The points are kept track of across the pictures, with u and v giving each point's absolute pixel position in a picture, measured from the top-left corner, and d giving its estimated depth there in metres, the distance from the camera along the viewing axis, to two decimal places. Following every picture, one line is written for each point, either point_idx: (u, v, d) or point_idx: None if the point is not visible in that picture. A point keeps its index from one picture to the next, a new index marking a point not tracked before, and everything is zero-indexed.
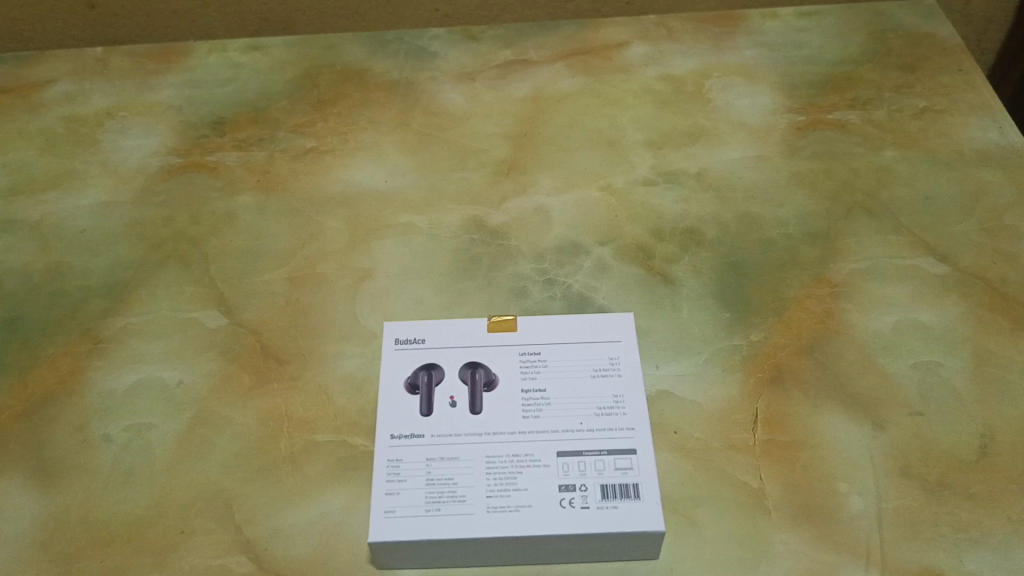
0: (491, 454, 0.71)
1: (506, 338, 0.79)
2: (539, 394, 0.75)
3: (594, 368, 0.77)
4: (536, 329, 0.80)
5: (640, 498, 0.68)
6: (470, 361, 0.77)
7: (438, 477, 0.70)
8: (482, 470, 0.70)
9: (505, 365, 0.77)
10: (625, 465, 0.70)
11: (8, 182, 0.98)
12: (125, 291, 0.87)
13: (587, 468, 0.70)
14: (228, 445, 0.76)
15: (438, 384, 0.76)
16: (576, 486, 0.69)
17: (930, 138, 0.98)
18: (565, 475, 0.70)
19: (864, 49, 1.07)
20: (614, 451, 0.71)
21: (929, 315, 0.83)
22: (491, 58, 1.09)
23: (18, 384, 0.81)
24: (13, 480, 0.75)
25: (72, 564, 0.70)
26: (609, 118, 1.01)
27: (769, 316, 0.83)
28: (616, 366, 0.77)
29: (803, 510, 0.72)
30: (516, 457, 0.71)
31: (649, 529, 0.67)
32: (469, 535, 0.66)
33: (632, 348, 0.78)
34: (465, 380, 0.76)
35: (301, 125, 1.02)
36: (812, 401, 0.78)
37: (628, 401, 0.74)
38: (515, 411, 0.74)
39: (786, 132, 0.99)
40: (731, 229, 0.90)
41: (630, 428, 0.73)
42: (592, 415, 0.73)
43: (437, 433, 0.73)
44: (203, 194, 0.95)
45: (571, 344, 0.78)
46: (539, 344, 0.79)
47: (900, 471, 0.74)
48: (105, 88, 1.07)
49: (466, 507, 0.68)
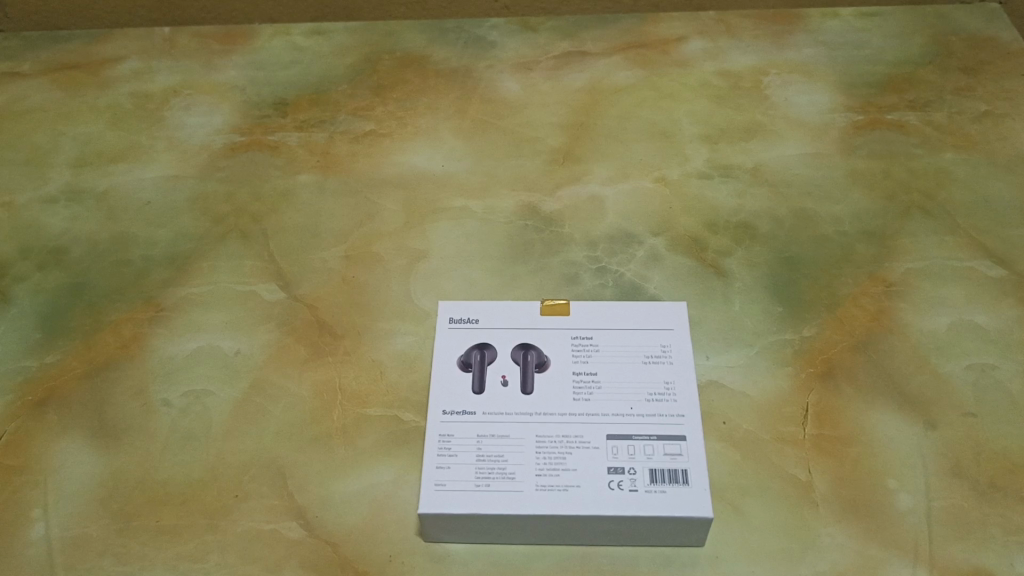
0: (541, 434, 0.72)
1: (558, 322, 0.80)
2: (590, 377, 0.76)
3: (645, 355, 0.77)
4: (587, 314, 0.81)
5: (688, 484, 0.69)
6: (522, 343, 0.79)
7: (488, 453, 0.71)
8: (532, 450, 0.71)
9: (557, 348, 0.78)
10: (673, 451, 0.71)
11: (78, 154, 1.01)
12: (187, 262, 0.90)
13: (636, 452, 0.71)
14: (283, 414, 0.78)
15: (490, 363, 0.77)
16: (625, 469, 0.70)
17: (990, 142, 0.97)
18: (614, 458, 0.70)
19: (925, 51, 1.07)
20: (664, 436, 0.71)
21: (984, 318, 0.83)
22: (549, 49, 1.10)
23: (83, 347, 0.83)
24: (76, 439, 0.78)
25: (131, 521, 0.73)
26: (666, 111, 1.02)
27: (822, 312, 0.83)
28: (667, 354, 0.77)
29: (850, 505, 0.72)
30: (566, 439, 0.72)
31: (696, 515, 0.67)
32: (517, 512, 0.67)
33: (684, 336, 0.79)
34: (517, 361, 0.77)
35: (360, 108, 1.03)
36: (863, 397, 0.78)
37: (679, 388, 0.75)
38: (566, 393, 0.75)
39: (843, 130, 0.98)
40: (786, 225, 0.90)
41: (680, 414, 0.73)
42: (643, 400, 0.74)
43: (488, 410, 0.74)
44: (264, 172, 0.97)
45: (623, 330, 0.79)
46: (591, 329, 0.79)
47: (951, 470, 0.73)
48: (171, 67, 1.10)
49: (515, 484, 0.69)
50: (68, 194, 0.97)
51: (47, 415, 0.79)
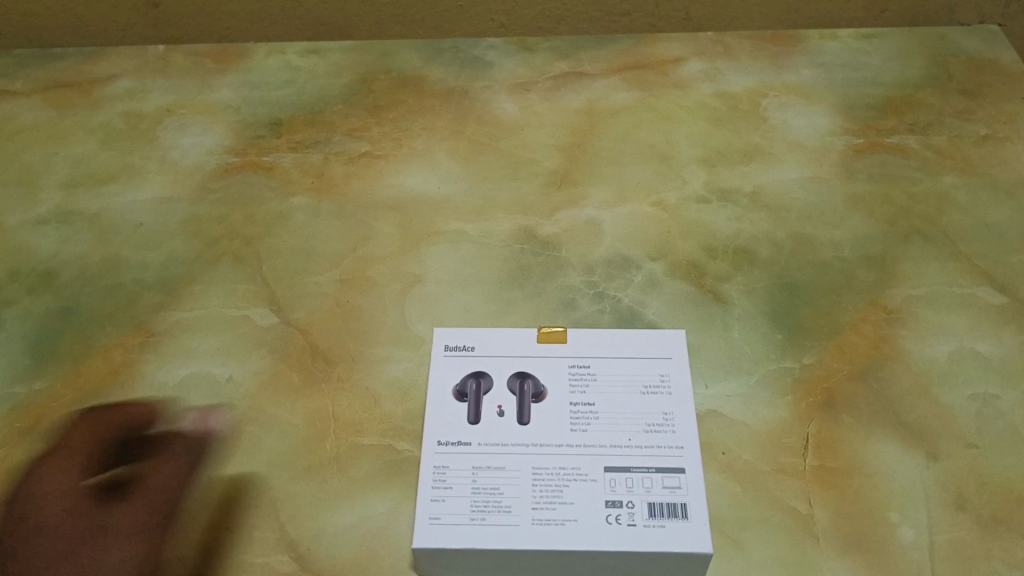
0: (538, 466, 0.71)
1: (556, 351, 0.79)
2: (587, 408, 0.75)
3: (644, 385, 0.77)
4: (585, 343, 0.80)
5: (688, 518, 0.68)
6: (519, 372, 0.78)
7: (484, 486, 0.70)
8: (529, 482, 0.70)
9: (554, 377, 0.77)
10: (672, 483, 0.70)
11: (69, 175, 1.00)
12: (179, 286, 0.88)
13: (634, 485, 0.70)
14: (275, 444, 0.77)
15: (486, 393, 0.76)
16: (623, 503, 0.69)
17: (990, 165, 0.96)
18: (612, 491, 0.69)
19: (924, 73, 1.06)
20: (662, 469, 0.71)
21: (987, 346, 0.82)
22: (546, 69, 1.09)
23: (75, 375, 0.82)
24: (63, 468, 0.76)
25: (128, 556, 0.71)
26: (664, 133, 1.01)
27: (822, 339, 0.82)
28: (666, 384, 0.77)
29: (852, 539, 0.71)
30: (563, 471, 0.71)
31: (696, 550, 0.66)
32: (513, 547, 0.66)
33: (682, 366, 0.78)
34: (513, 390, 0.76)
35: (356, 129, 1.03)
36: (864, 427, 0.77)
37: (677, 420, 0.74)
38: (563, 424, 0.74)
39: (843, 153, 0.98)
40: (785, 249, 0.90)
41: (679, 447, 0.72)
42: (640, 432, 0.73)
43: (484, 441, 0.73)
44: (258, 194, 0.96)
45: (621, 359, 0.78)
46: (588, 358, 0.79)
47: (954, 503, 0.72)
48: (165, 86, 1.09)
49: (511, 518, 0.68)
50: (59, 215, 0.96)
51: (35, 443, 0.78)
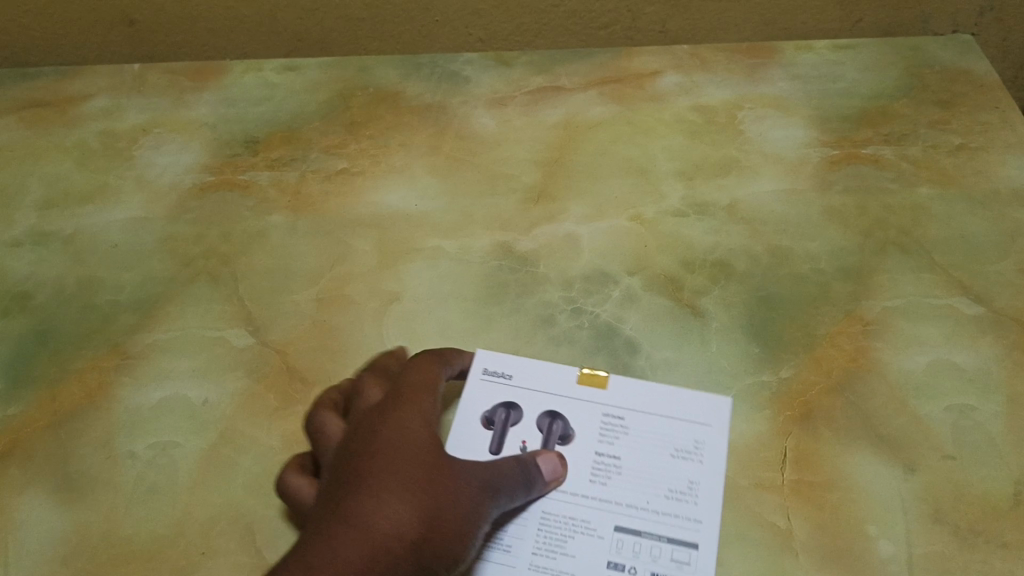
0: (549, 512, 0.72)
1: (593, 395, 0.79)
2: (612, 461, 0.75)
3: (676, 447, 0.76)
4: (625, 392, 0.79)
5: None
6: (550, 410, 0.78)
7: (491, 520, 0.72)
8: (536, 527, 0.72)
9: (586, 423, 0.77)
10: (681, 558, 0.70)
11: (44, 195, 0.99)
12: (155, 307, 0.88)
13: (641, 551, 0.70)
14: (252, 466, 0.76)
15: (513, 425, 0.77)
16: (625, 567, 0.69)
17: (965, 176, 0.97)
18: (617, 553, 0.70)
19: (899, 84, 1.06)
20: (675, 540, 0.70)
21: (963, 357, 0.82)
22: (523, 83, 1.09)
23: (430, 361, 0.77)
24: (38, 494, 0.76)
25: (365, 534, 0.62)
26: (641, 147, 1.01)
27: (799, 352, 0.82)
28: (699, 451, 0.75)
29: (830, 553, 0.71)
30: (574, 522, 0.72)
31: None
32: None
33: (722, 434, 0.76)
34: (541, 429, 0.76)
35: (333, 146, 1.02)
36: (842, 440, 0.77)
37: (702, 491, 0.73)
38: (584, 473, 0.74)
39: (819, 165, 0.98)
40: (762, 262, 0.90)
41: (697, 520, 0.71)
42: (661, 496, 0.73)
43: None
44: (234, 213, 0.96)
45: (660, 415, 0.77)
46: (624, 408, 0.78)
47: (931, 516, 0.72)
48: (141, 104, 1.08)
49: (509, 558, 0.70)
50: (34, 237, 0.95)
51: (9, 469, 0.77)
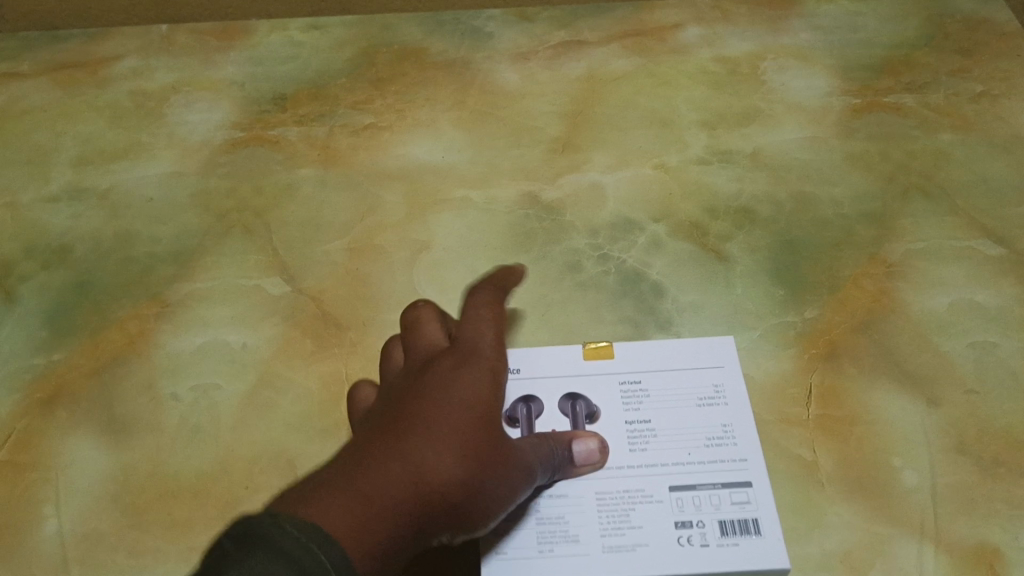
0: (600, 491, 0.70)
1: (603, 367, 0.78)
2: (643, 425, 0.74)
3: (699, 397, 0.75)
4: (633, 357, 0.78)
5: (761, 535, 0.68)
6: (568, 392, 0.76)
7: (546, 515, 0.69)
8: (594, 508, 0.69)
9: (606, 395, 0.76)
10: (741, 499, 0.70)
11: (79, 153, 1.01)
12: (191, 258, 0.90)
13: (703, 502, 0.69)
14: (291, 406, 0.79)
15: (537, 416, 0.74)
16: (693, 523, 0.68)
17: (987, 122, 0.97)
18: (680, 511, 0.69)
19: (920, 33, 1.07)
20: (730, 484, 0.70)
21: (986, 296, 0.83)
22: (546, 39, 1.09)
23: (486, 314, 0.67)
24: (85, 435, 0.78)
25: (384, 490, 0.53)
26: (664, 99, 1.02)
27: (824, 294, 0.84)
28: (721, 396, 0.76)
29: (854, 484, 0.73)
30: (628, 493, 0.70)
31: (773, 567, 0.67)
32: None
33: (737, 375, 0.77)
34: (565, 412, 0.75)
35: (360, 102, 1.04)
36: (866, 377, 0.79)
37: (737, 432, 0.73)
38: (621, 442, 0.73)
39: (841, 114, 0.99)
40: (786, 209, 0.91)
41: (742, 458, 0.72)
42: (702, 445, 0.73)
43: None
44: (266, 167, 0.98)
45: (673, 371, 0.77)
46: (638, 372, 0.77)
47: (955, 447, 0.74)
48: (170, 64, 1.10)
49: (580, 547, 0.67)
50: (71, 192, 0.97)
51: (56, 412, 0.80)
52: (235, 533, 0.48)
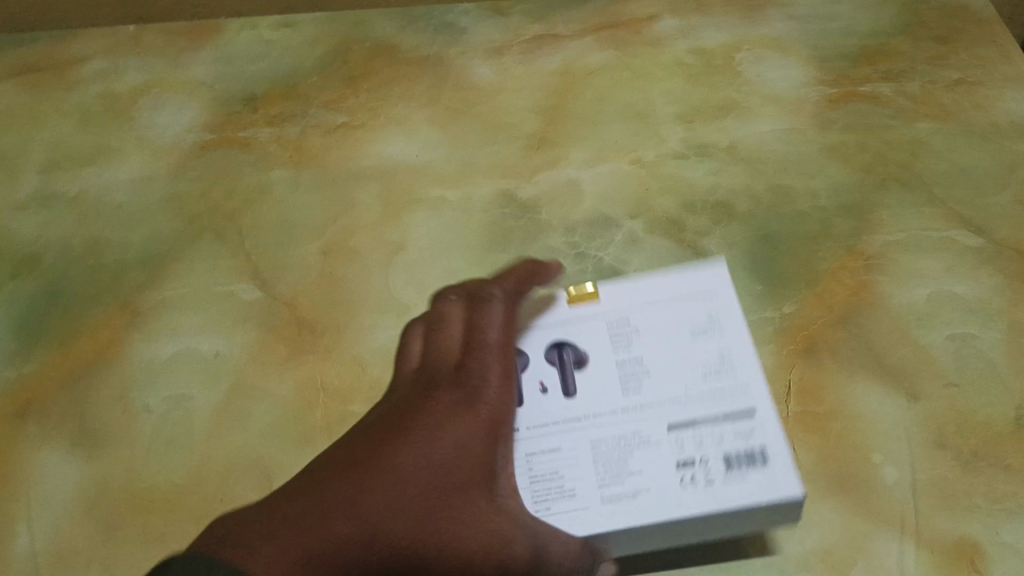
0: (595, 441, 0.64)
1: (588, 311, 0.70)
2: (636, 365, 0.67)
3: (693, 327, 0.68)
4: (620, 296, 0.71)
5: (768, 466, 0.61)
6: (555, 340, 0.69)
7: (540, 472, 0.63)
8: (589, 458, 0.63)
9: (595, 339, 0.69)
10: (745, 429, 0.63)
11: (47, 158, 0.99)
12: (162, 264, 0.89)
13: (704, 440, 0.63)
14: (265, 414, 0.78)
15: (523, 369, 0.67)
16: (695, 460, 0.62)
17: (964, 110, 0.97)
18: (680, 450, 0.62)
19: (897, 21, 1.05)
20: (731, 414, 0.63)
21: (964, 287, 0.83)
22: (520, 32, 1.08)
23: (501, 320, 0.65)
24: (57, 450, 0.77)
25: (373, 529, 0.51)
26: (640, 92, 1.01)
27: (802, 288, 0.83)
28: (716, 323, 0.68)
29: (835, 481, 0.73)
30: (623, 440, 0.63)
31: (784, 495, 0.60)
32: (589, 533, 0.60)
33: (729, 301, 0.69)
34: (552, 362, 0.68)
35: (332, 101, 1.02)
36: (846, 372, 0.78)
37: (736, 358, 0.66)
38: (613, 389, 0.66)
39: (818, 105, 0.98)
40: (764, 202, 0.90)
41: (744, 386, 0.65)
42: (698, 380, 0.65)
43: (530, 424, 0.65)
44: (238, 169, 0.96)
45: (662, 305, 0.70)
46: (624, 310, 0.70)
47: (935, 441, 0.74)
48: (138, 65, 1.08)
49: (578, 500, 0.61)
50: (39, 199, 0.96)
51: (28, 426, 0.79)
52: (189, 556, 0.45)
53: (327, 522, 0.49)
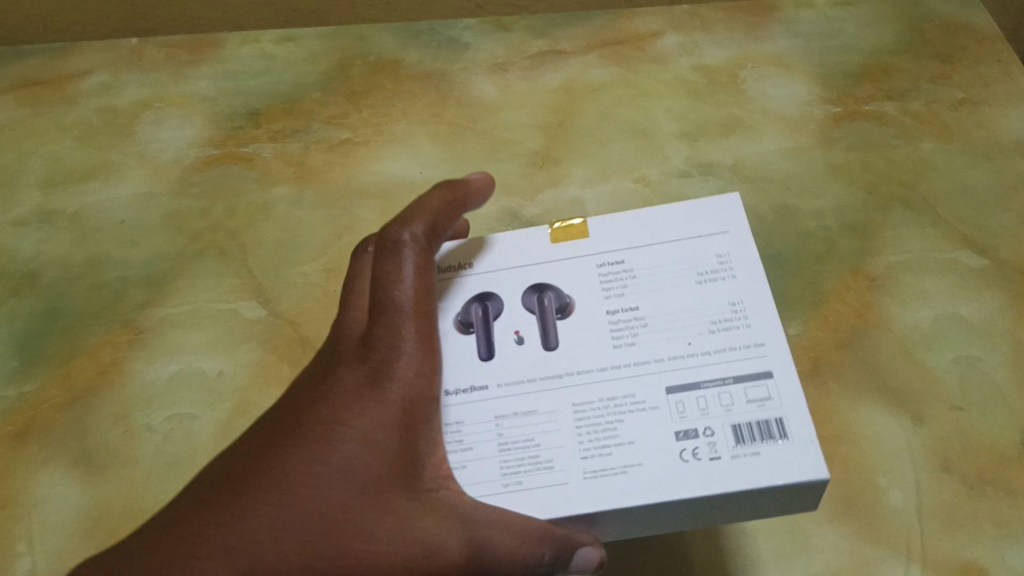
0: (578, 402, 0.55)
1: (575, 248, 0.61)
2: (630, 314, 0.58)
3: (698, 271, 0.59)
4: (612, 230, 0.61)
5: (787, 439, 0.52)
6: (535, 285, 0.60)
7: (512, 439, 0.54)
8: (571, 424, 0.54)
9: (580, 283, 0.60)
10: (760, 395, 0.53)
11: (47, 174, 0.99)
12: (164, 282, 0.88)
13: (710, 406, 0.54)
14: None
15: (496, 317, 0.59)
16: (698, 431, 0.53)
17: (967, 129, 0.97)
18: (680, 417, 0.53)
19: (899, 38, 1.05)
20: (744, 376, 0.54)
21: (968, 309, 0.83)
22: (523, 48, 1.07)
23: (413, 268, 0.55)
24: (58, 470, 0.77)
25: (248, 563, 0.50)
26: (643, 109, 1.01)
27: (807, 309, 0.83)
28: (727, 266, 0.58)
29: (841, 504, 0.73)
30: (611, 402, 0.55)
31: (805, 478, 0.50)
32: (568, 513, 0.52)
33: (745, 240, 0.59)
34: (531, 309, 0.59)
35: (335, 117, 1.02)
36: (851, 395, 0.78)
37: (751, 310, 0.56)
38: (602, 340, 0.57)
39: (822, 123, 0.98)
40: (768, 222, 0.90)
41: (760, 343, 0.55)
42: (705, 331, 0.56)
43: (504, 381, 0.56)
44: (240, 186, 0.96)
45: (662, 244, 0.60)
46: (619, 250, 0.60)
47: (940, 464, 0.74)
48: (139, 79, 1.07)
49: (556, 475, 0.53)
50: (39, 215, 0.95)
51: (29, 446, 0.78)
52: None
53: (191, 563, 0.50)
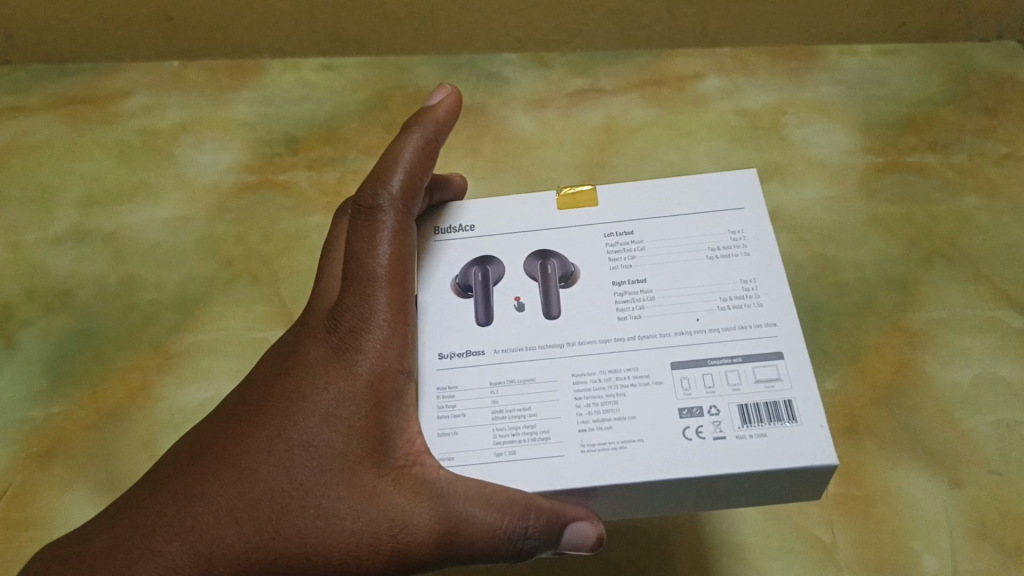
0: (578, 373, 0.53)
1: (583, 216, 0.59)
2: (637, 287, 0.56)
3: (710, 246, 0.56)
4: (622, 199, 0.59)
5: (795, 422, 0.50)
6: (538, 250, 0.58)
7: (507, 407, 0.52)
8: (570, 395, 0.52)
9: (586, 251, 0.58)
10: (768, 376, 0.51)
11: (85, 193, 1.00)
12: (196, 307, 0.88)
13: (716, 383, 0.51)
14: None
15: (496, 281, 0.57)
16: (703, 409, 0.51)
17: (1012, 185, 0.95)
18: (684, 394, 0.51)
19: (944, 90, 1.04)
20: (754, 356, 0.52)
21: (1010, 370, 0.81)
22: (563, 85, 1.07)
23: (390, 231, 0.54)
24: (82, 493, 0.77)
25: (206, 546, 0.48)
26: (682, 151, 1.00)
27: (844, 364, 0.82)
28: (740, 242, 0.56)
29: (873, 568, 0.71)
30: (614, 375, 0.53)
31: (814, 464, 0.48)
32: (562, 486, 0.49)
33: (760, 217, 0.57)
34: (534, 275, 0.57)
35: (373, 147, 1.02)
36: (887, 454, 0.76)
37: (764, 288, 0.54)
38: (608, 311, 0.55)
39: (864, 173, 0.97)
40: (806, 271, 0.89)
41: (771, 322, 0.53)
42: (714, 309, 0.54)
43: (500, 348, 0.54)
44: (276, 213, 0.96)
45: (674, 216, 0.58)
46: (629, 221, 0.58)
47: (977, 531, 0.72)
48: (180, 101, 1.08)
49: (551, 446, 0.51)
50: (75, 234, 0.96)
51: (54, 467, 0.78)
52: None
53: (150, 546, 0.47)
